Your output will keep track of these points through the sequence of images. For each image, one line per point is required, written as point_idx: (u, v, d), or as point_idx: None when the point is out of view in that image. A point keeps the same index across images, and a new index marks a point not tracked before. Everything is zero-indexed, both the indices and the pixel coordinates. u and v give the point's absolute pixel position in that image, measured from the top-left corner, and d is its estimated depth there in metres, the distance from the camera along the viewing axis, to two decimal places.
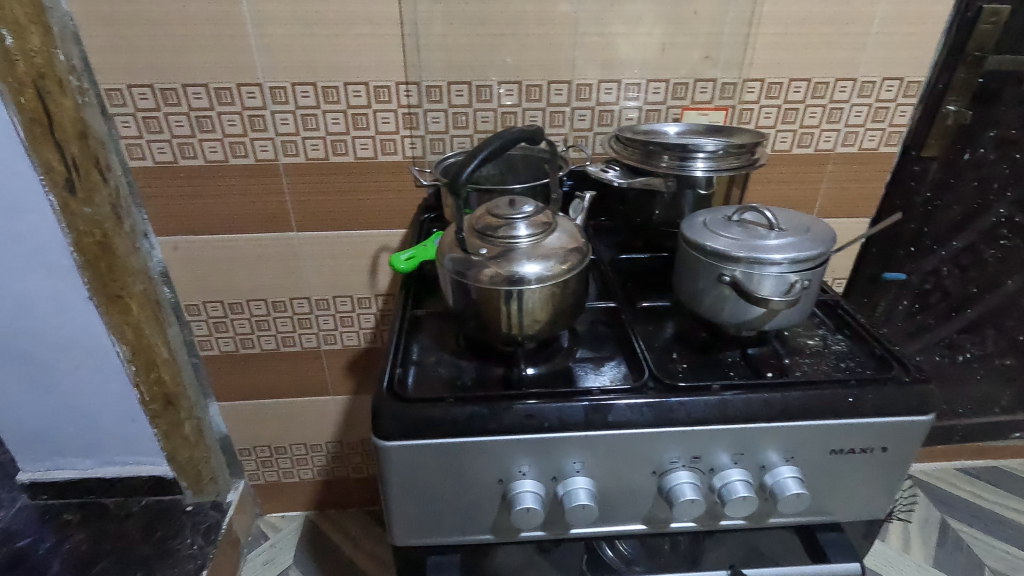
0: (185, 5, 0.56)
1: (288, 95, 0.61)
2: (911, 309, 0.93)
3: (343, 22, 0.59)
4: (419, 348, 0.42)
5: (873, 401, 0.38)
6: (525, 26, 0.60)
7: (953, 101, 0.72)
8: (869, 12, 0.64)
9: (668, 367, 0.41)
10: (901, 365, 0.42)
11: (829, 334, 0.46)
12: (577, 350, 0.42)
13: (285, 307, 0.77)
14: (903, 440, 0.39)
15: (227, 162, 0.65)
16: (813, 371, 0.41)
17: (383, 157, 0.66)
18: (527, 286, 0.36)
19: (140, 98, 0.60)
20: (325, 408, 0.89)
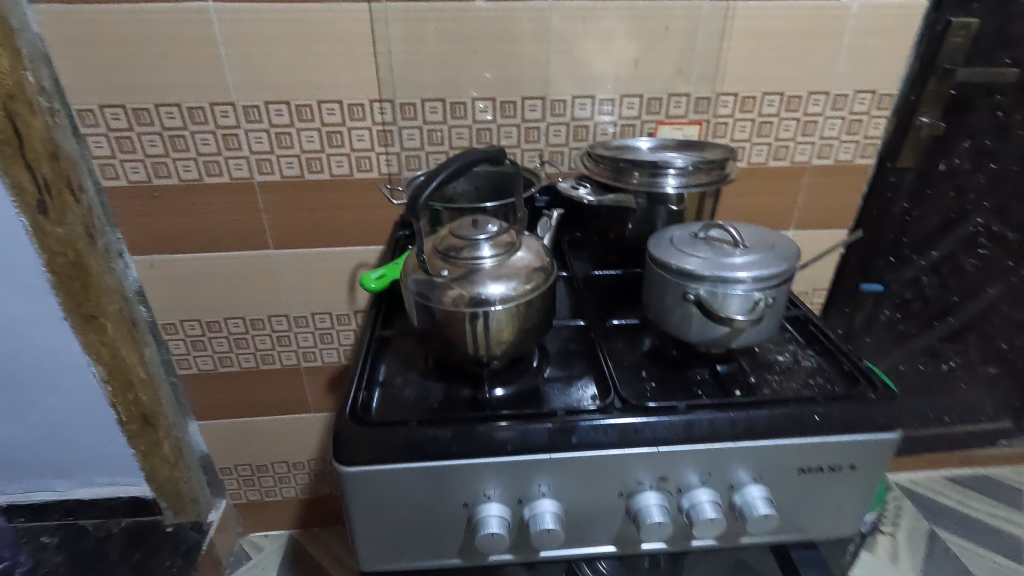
0: (155, 24, 0.56)
1: (262, 113, 0.62)
2: (892, 319, 0.94)
3: (316, 40, 0.59)
4: (386, 370, 0.42)
5: (838, 418, 0.39)
6: (498, 43, 0.60)
7: (926, 114, 0.73)
8: (838, 28, 0.65)
9: (636, 386, 0.41)
10: (868, 381, 0.42)
11: (799, 350, 0.47)
12: (546, 369, 0.42)
13: (264, 324, 0.77)
14: (869, 457, 0.40)
15: (201, 181, 0.65)
16: (781, 389, 0.41)
17: (359, 174, 0.66)
18: (492, 308, 0.35)
19: (113, 117, 0.60)
20: (306, 425, 0.88)
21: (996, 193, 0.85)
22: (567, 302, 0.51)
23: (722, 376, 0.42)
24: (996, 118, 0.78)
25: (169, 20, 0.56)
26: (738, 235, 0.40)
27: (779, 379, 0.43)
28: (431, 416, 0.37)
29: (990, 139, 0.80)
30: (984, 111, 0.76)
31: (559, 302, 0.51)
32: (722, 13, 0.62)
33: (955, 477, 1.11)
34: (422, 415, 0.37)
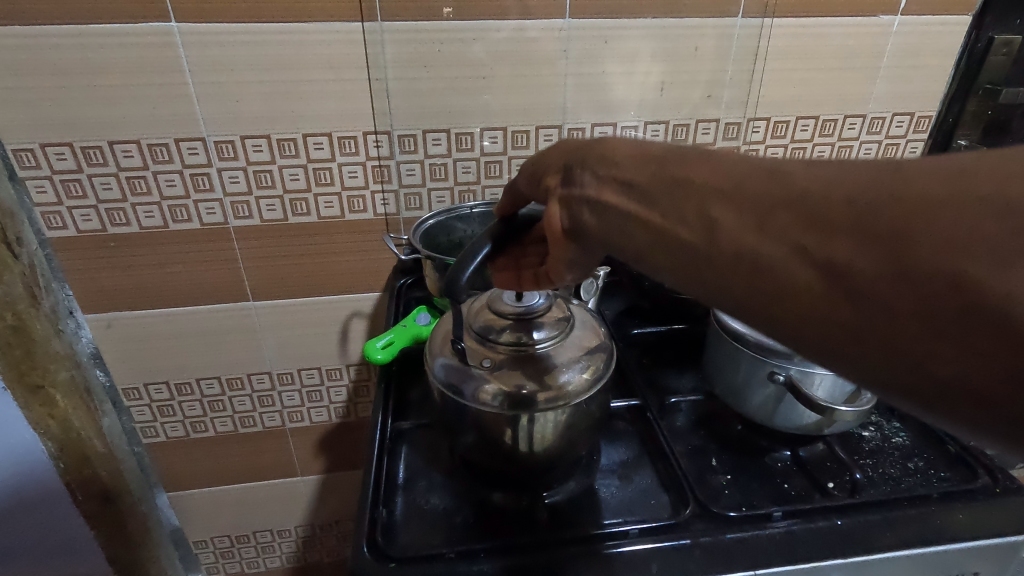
0: (108, 51, 0.48)
1: (236, 149, 0.54)
2: None
3: (299, 67, 0.51)
4: (418, 471, 0.38)
5: (963, 520, 0.33)
6: (508, 66, 0.53)
7: (964, 136, 0.64)
8: (878, 46, 0.58)
9: (710, 483, 0.37)
10: (984, 467, 0.37)
11: (886, 421, 0.42)
12: (600, 458, 0.38)
13: (242, 384, 0.68)
14: (998, 565, 0.34)
15: (167, 228, 0.56)
16: (884, 477, 0.37)
17: (351, 216, 0.59)
18: (534, 410, 0.32)
19: (57, 158, 0.52)
20: (294, 490, 0.78)
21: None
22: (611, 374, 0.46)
23: (808, 464, 0.38)
24: None
25: (121, 46, 0.48)
26: None
27: (874, 464, 0.38)
28: (485, 543, 0.33)
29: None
30: None
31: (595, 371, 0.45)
32: (756, 31, 0.56)
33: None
34: (473, 543, 0.33)
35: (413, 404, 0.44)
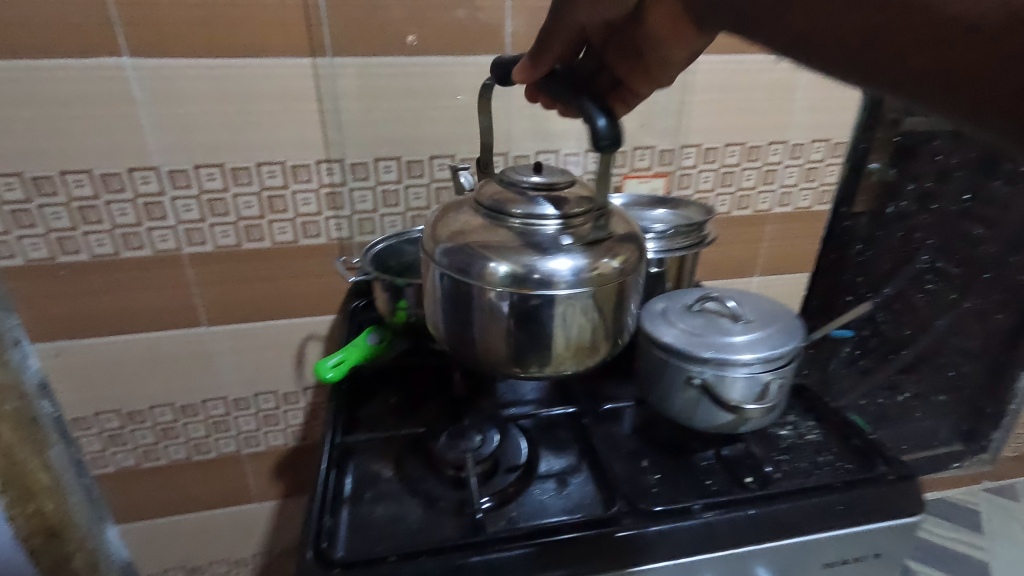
0: (56, 82, 0.50)
1: (190, 177, 0.56)
2: (853, 355, 0.96)
3: (247, 97, 0.54)
4: (366, 482, 0.41)
5: (863, 507, 0.38)
6: (449, 95, 0.58)
7: (876, 159, 0.77)
8: (792, 77, 0.67)
9: (641, 481, 0.41)
10: (883, 460, 0.42)
11: (801, 421, 0.47)
12: (540, 465, 0.42)
13: (196, 411, 0.69)
14: (896, 547, 0.39)
15: (119, 256, 0.58)
16: (797, 469, 0.41)
17: (305, 240, 0.62)
18: (550, 290, 0.35)
19: (7, 189, 0.53)
20: (250, 518, 0.78)
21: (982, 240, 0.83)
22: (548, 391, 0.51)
23: (732, 460, 0.42)
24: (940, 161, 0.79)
25: (69, 75, 0.50)
26: (736, 308, 0.43)
27: (790, 461, 0.42)
28: (438, 543, 0.36)
29: (934, 182, 0.80)
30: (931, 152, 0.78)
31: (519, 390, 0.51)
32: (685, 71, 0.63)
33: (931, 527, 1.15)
34: (411, 545, 0.36)
35: (359, 422, 0.48)
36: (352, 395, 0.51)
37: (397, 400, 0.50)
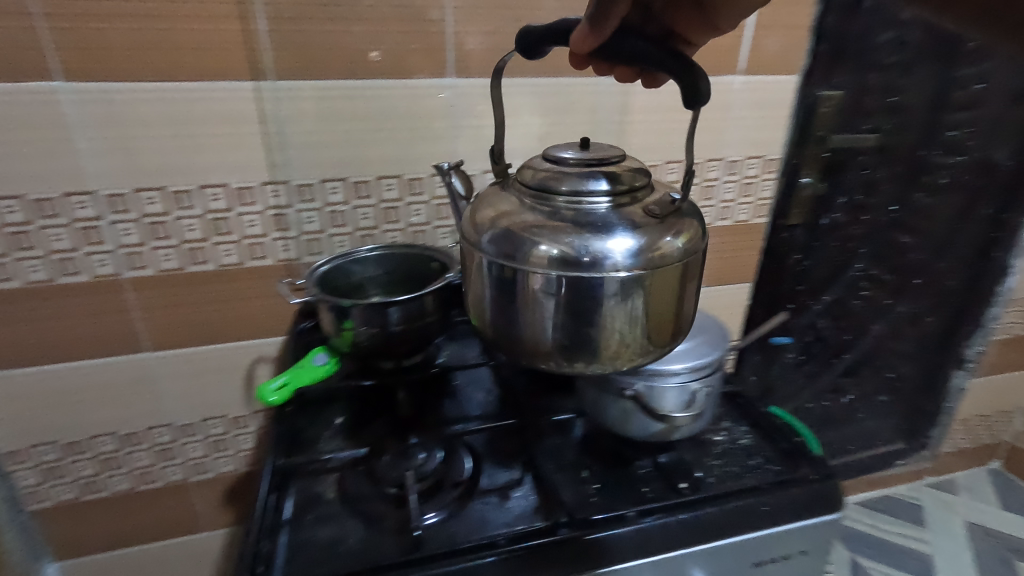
0: (47, 108, 0.83)
1: (127, 200, 0.91)
2: (797, 358, 1.58)
3: (187, 121, 0.88)
4: (302, 508, 0.64)
5: (781, 507, 0.62)
6: (407, 122, 0.96)
7: (808, 175, 1.29)
8: (727, 99, 1.16)
9: (585, 492, 0.65)
10: (808, 464, 0.67)
11: (739, 434, 0.75)
12: (483, 480, 0.67)
13: (137, 440, 1.10)
14: (806, 542, 0.63)
15: (186, 269, 0.98)
16: (723, 473, 0.67)
17: (249, 260, 1.01)
18: (612, 270, 0.53)
19: (85, 206, 0.90)
20: (202, 543, 1.24)
21: (922, 243, 1.43)
22: (542, 411, 0.79)
23: (665, 469, 0.68)
24: (870, 174, 1.32)
25: (41, 107, 0.83)
26: None
27: (720, 461, 0.69)
28: (383, 560, 0.57)
29: (860, 196, 1.35)
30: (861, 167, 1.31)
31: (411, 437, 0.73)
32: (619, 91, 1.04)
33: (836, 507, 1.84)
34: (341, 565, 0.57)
35: (315, 451, 0.73)
36: (307, 417, 0.79)
37: (385, 431, 0.77)
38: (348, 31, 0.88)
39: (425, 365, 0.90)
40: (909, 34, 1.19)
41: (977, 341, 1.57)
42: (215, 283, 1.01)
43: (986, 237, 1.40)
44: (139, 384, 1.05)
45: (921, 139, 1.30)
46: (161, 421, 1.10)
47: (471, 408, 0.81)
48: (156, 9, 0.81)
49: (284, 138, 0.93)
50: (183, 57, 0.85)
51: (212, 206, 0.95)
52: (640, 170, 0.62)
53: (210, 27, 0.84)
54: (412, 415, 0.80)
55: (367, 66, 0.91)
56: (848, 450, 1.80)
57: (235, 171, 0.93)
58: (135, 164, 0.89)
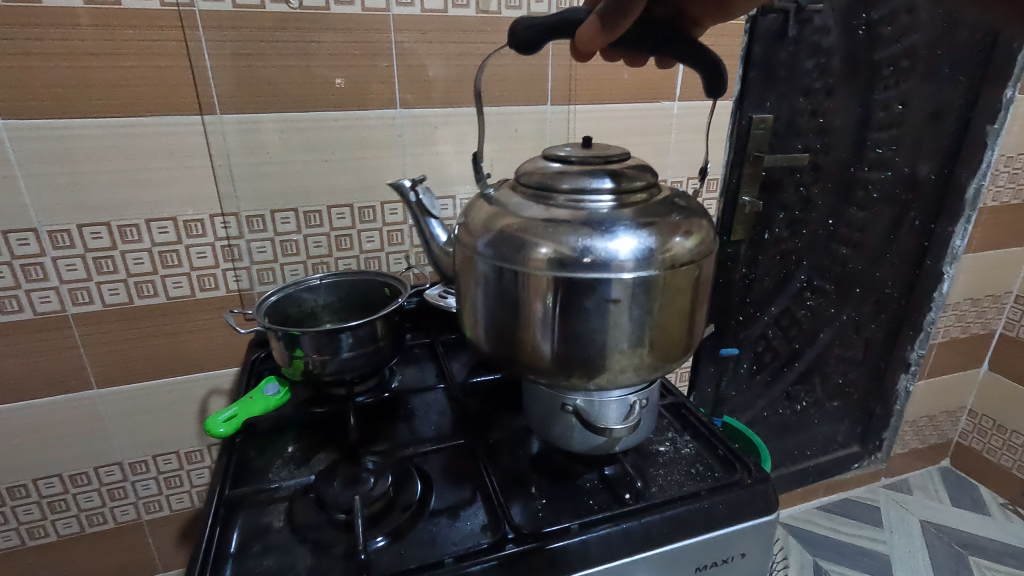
0: None
1: (74, 237, 0.90)
2: (751, 369, 1.64)
3: (135, 156, 0.89)
4: (252, 539, 0.64)
5: (720, 511, 0.66)
6: (354, 151, 0.98)
7: (747, 195, 1.31)
8: (666, 124, 1.17)
9: (533, 506, 0.68)
10: (744, 469, 0.72)
11: (683, 445, 0.79)
12: (432, 499, 0.69)
13: (84, 481, 1.07)
14: (746, 546, 0.67)
15: (136, 302, 0.97)
16: (665, 483, 0.71)
17: (200, 292, 1.01)
18: (624, 272, 0.54)
19: (31, 242, 0.89)
20: None
21: (858, 254, 1.55)
22: (495, 429, 0.82)
23: (610, 481, 0.71)
24: (806, 191, 1.41)
25: None
26: None
27: (663, 471, 0.73)
28: None
29: (797, 211, 1.43)
30: (797, 185, 1.39)
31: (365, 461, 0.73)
32: (564, 115, 1.09)
33: (794, 513, 1.90)
34: None
35: (264, 481, 0.73)
36: (257, 447, 0.79)
37: (338, 456, 0.78)
38: (305, 65, 0.91)
39: (377, 390, 0.92)
40: (832, 61, 1.27)
41: (919, 344, 1.76)
42: (166, 315, 1.00)
43: (919, 246, 1.62)
44: (87, 422, 1.03)
45: (846, 158, 1.40)
46: (109, 460, 1.07)
47: (424, 429, 0.83)
48: (110, 48, 0.82)
49: (233, 170, 0.95)
50: (136, 95, 0.86)
51: (160, 240, 0.95)
52: (645, 168, 0.63)
53: (163, 65, 0.85)
54: (363, 439, 0.81)
55: (322, 97, 0.93)
56: (806, 455, 1.88)
57: (187, 204, 0.94)
58: (81, 200, 0.89)
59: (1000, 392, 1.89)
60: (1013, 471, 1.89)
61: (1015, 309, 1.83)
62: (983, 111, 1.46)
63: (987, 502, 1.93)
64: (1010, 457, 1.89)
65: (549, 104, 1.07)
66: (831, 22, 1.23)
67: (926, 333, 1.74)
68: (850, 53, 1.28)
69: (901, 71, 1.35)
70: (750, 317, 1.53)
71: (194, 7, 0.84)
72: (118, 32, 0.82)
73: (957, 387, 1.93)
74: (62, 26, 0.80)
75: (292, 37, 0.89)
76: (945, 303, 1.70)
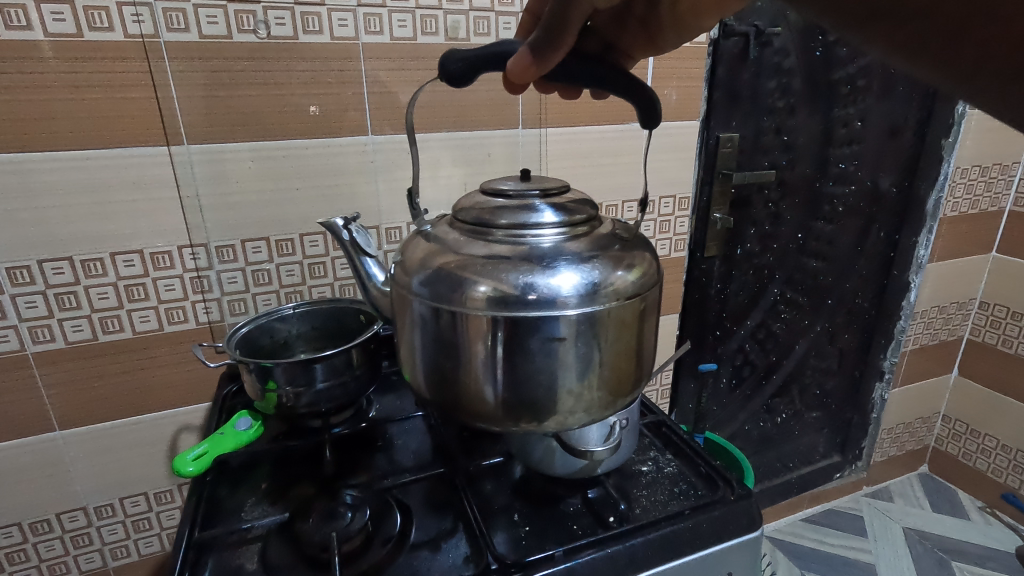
0: None
1: (34, 273, 0.87)
2: (730, 383, 1.65)
3: (98, 189, 0.87)
4: None
5: (704, 529, 0.65)
6: (326, 178, 0.98)
7: (718, 212, 1.34)
8: (637, 145, 1.20)
9: (517, 533, 0.66)
10: (727, 486, 0.71)
11: (665, 464, 0.78)
12: (412, 532, 0.67)
13: (45, 528, 1.01)
14: (734, 564, 0.66)
15: (101, 339, 0.94)
16: (649, 504, 0.70)
17: (168, 325, 0.98)
18: (567, 308, 0.53)
19: None
20: None
21: (827, 266, 1.59)
22: (475, 455, 0.80)
23: (593, 504, 0.70)
24: (774, 207, 1.45)
25: None
26: None
27: (647, 491, 0.72)
28: None
29: (766, 226, 1.46)
30: (766, 201, 1.42)
31: (343, 494, 0.71)
32: (535, 138, 1.10)
33: (780, 526, 1.90)
34: None
35: (236, 521, 0.70)
36: (228, 485, 0.76)
37: (313, 490, 0.75)
38: (275, 93, 0.90)
39: (353, 420, 0.90)
40: (792, 81, 1.32)
41: (891, 352, 1.81)
42: (133, 351, 0.97)
43: (885, 257, 1.67)
44: (48, 466, 0.98)
45: (810, 174, 1.44)
46: (73, 505, 1.02)
47: (403, 458, 0.81)
48: (72, 80, 0.81)
49: (201, 201, 0.93)
50: (100, 126, 0.84)
51: (126, 273, 0.92)
52: (585, 202, 0.64)
53: (127, 97, 0.84)
54: (340, 472, 0.79)
55: (294, 125, 0.93)
56: (789, 467, 1.89)
57: (156, 235, 0.92)
58: (42, 236, 0.86)
59: (971, 396, 1.94)
60: (989, 474, 1.93)
61: (980, 315, 1.89)
62: (936, 126, 1.52)
63: (966, 505, 1.96)
64: (985, 461, 1.93)
65: (521, 128, 1.09)
66: (789, 44, 1.28)
67: (897, 341, 1.79)
68: (808, 73, 1.32)
69: (858, 89, 1.40)
70: (727, 331, 1.54)
71: (159, 38, 0.83)
72: (80, 63, 0.81)
73: (930, 393, 1.97)
74: (22, 59, 0.78)
75: (261, 67, 0.88)
76: (913, 311, 1.75)
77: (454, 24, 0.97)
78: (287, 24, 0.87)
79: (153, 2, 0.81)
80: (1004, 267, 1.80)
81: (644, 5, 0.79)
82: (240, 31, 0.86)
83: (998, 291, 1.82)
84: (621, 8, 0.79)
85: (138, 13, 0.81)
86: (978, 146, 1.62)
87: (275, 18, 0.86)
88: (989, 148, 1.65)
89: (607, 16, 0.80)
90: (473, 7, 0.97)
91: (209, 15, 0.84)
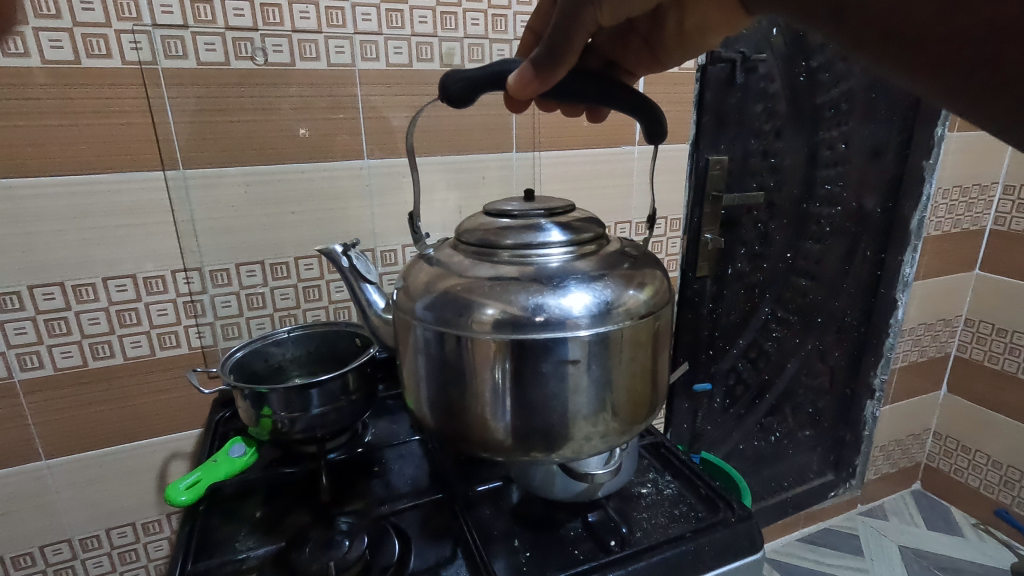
0: None
1: (25, 298, 0.86)
2: (723, 402, 1.65)
3: (92, 214, 0.86)
4: None
5: (707, 551, 0.65)
6: (322, 202, 0.98)
7: (708, 232, 1.35)
8: (628, 169, 1.21)
9: (517, 559, 0.66)
10: (728, 506, 0.71)
11: (666, 485, 0.78)
12: (411, 560, 0.66)
13: (27, 562, 0.98)
14: None
15: (92, 365, 0.93)
16: (650, 527, 0.70)
17: (160, 351, 0.97)
18: (579, 329, 0.53)
19: None
20: None
21: (817, 285, 1.61)
22: (473, 480, 0.79)
23: (594, 528, 0.69)
24: (763, 227, 1.47)
25: None
26: None
27: (648, 514, 0.72)
28: None
29: (756, 246, 1.48)
30: (755, 222, 1.45)
31: (339, 522, 0.70)
32: (529, 161, 1.12)
33: (777, 547, 1.89)
34: None
35: (230, 551, 0.68)
36: (221, 514, 0.75)
37: (309, 517, 0.74)
38: (270, 119, 0.91)
39: (349, 446, 0.89)
40: (778, 105, 1.35)
41: (881, 370, 1.82)
42: (124, 377, 0.95)
43: (873, 275, 1.69)
44: (33, 497, 0.96)
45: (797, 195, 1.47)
46: (57, 536, 0.99)
47: (399, 484, 0.80)
48: (68, 106, 0.81)
49: (196, 225, 0.93)
50: (96, 152, 0.84)
51: (118, 298, 0.91)
52: (591, 221, 0.65)
53: (124, 123, 0.84)
54: (336, 499, 0.77)
55: (290, 149, 0.93)
56: (783, 486, 1.88)
57: (148, 259, 0.92)
58: (33, 261, 0.85)
59: (961, 413, 1.95)
60: (981, 490, 1.93)
61: (966, 332, 1.91)
62: (918, 148, 1.56)
63: (960, 523, 1.96)
64: (977, 477, 1.94)
65: (514, 151, 1.10)
66: (774, 70, 1.31)
67: (886, 358, 1.81)
68: (793, 97, 1.36)
69: (841, 112, 1.43)
70: (719, 350, 1.55)
71: (157, 65, 0.84)
72: (77, 90, 0.81)
73: (920, 411, 1.98)
74: (19, 85, 0.78)
75: (257, 93, 0.89)
76: (901, 329, 1.78)
77: (449, 51, 0.99)
78: (285, 51, 0.89)
79: (152, 29, 0.82)
80: (987, 285, 1.83)
81: (647, 23, 0.81)
82: (237, 58, 0.87)
83: (982, 308, 1.85)
84: (624, 28, 0.81)
85: (137, 40, 0.82)
86: (959, 167, 1.67)
87: (273, 45, 0.88)
88: (969, 169, 1.69)
89: (608, 35, 0.82)
90: (467, 35, 0.99)
91: (207, 42, 0.85)
